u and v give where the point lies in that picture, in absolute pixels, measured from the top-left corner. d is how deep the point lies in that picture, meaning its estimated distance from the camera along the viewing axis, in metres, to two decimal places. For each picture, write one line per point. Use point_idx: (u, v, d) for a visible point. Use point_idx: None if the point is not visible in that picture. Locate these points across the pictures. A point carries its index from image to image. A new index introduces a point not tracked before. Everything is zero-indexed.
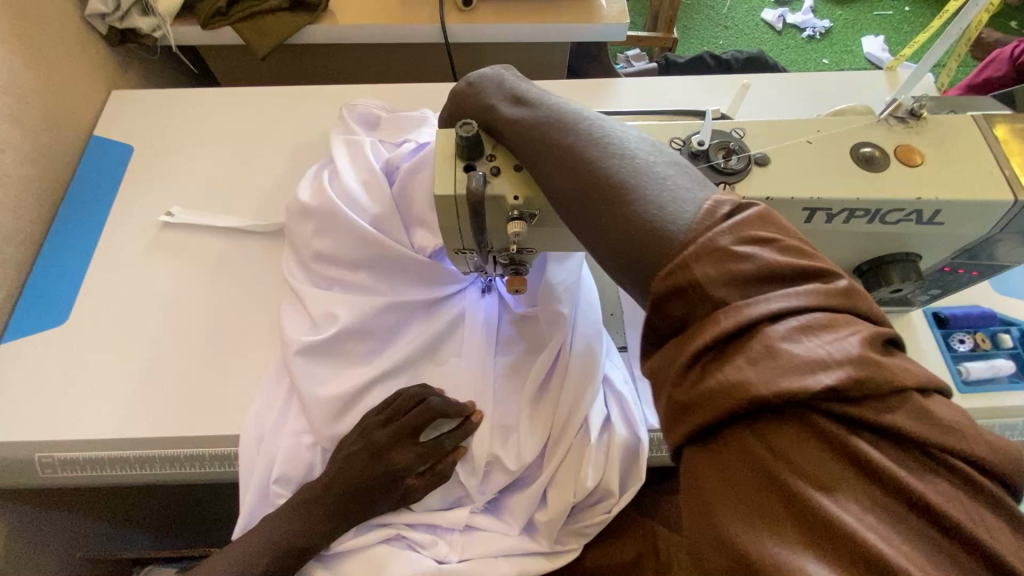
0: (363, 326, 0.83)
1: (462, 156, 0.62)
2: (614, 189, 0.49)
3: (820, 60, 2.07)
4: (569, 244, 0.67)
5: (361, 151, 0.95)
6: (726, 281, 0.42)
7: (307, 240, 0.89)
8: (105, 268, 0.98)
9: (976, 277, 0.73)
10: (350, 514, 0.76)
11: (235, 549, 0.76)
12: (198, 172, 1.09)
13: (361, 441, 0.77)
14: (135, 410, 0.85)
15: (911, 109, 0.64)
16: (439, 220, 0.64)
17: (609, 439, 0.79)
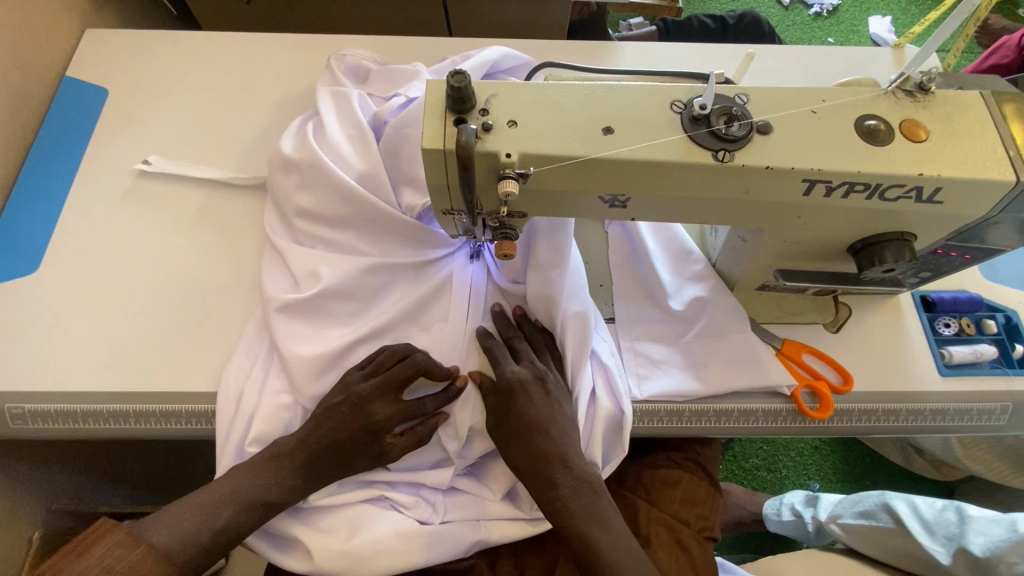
0: (348, 286, 0.81)
1: (452, 109, 0.58)
2: (529, 440, 0.74)
3: (826, 39, 2.02)
4: (559, 209, 0.65)
5: (349, 104, 0.91)
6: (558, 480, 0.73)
7: (290, 195, 0.86)
8: (79, 217, 0.95)
9: (968, 260, 0.72)
10: (325, 472, 0.75)
11: (192, 503, 0.72)
12: (177, 121, 1.04)
13: (343, 394, 0.75)
14: (110, 363, 0.83)
15: (919, 83, 0.62)
16: (426, 177, 0.62)
17: (596, 411, 0.79)
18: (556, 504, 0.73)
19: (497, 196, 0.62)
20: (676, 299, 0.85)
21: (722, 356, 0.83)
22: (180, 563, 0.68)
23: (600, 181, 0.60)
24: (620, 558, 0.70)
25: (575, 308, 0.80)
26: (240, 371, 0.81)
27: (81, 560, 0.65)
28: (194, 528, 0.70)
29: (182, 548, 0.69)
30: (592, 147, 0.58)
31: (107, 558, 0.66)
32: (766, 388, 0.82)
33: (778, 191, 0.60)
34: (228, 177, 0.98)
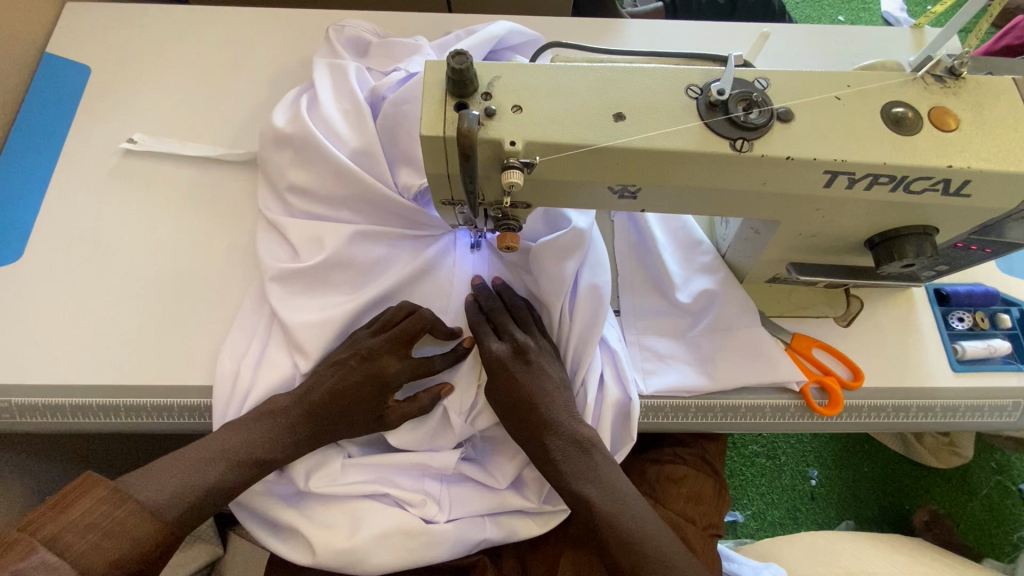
0: (348, 259, 0.79)
1: (453, 93, 0.54)
2: (517, 414, 0.75)
3: (836, 16, 1.96)
4: (567, 200, 0.62)
5: (345, 77, 0.87)
6: (556, 452, 0.73)
7: (283, 171, 0.83)
8: (63, 202, 0.91)
9: (988, 254, 0.69)
10: (324, 429, 0.74)
11: (182, 459, 0.69)
12: (163, 99, 0.99)
13: (350, 349, 0.76)
14: (98, 353, 0.80)
15: (951, 67, 0.58)
16: (426, 167, 0.58)
17: (602, 402, 0.78)
18: (550, 468, 0.73)
19: (500, 186, 0.59)
20: (684, 290, 0.82)
21: (731, 349, 0.80)
22: (170, 519, 0.65)
23: (610, 171, 0.57)
24: (617, 509, 0.70)
25: (590, 283, 0.78)
26: (235, 354, 0.78)
27: (66, 516, 0.60)
28: (182, 484, 0.67)
29: (172, 504, 0.65)
30: (601, 136, 0.54)
31: (93, 514, 0.61)
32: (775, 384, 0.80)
33: (799, 182, 0.57)
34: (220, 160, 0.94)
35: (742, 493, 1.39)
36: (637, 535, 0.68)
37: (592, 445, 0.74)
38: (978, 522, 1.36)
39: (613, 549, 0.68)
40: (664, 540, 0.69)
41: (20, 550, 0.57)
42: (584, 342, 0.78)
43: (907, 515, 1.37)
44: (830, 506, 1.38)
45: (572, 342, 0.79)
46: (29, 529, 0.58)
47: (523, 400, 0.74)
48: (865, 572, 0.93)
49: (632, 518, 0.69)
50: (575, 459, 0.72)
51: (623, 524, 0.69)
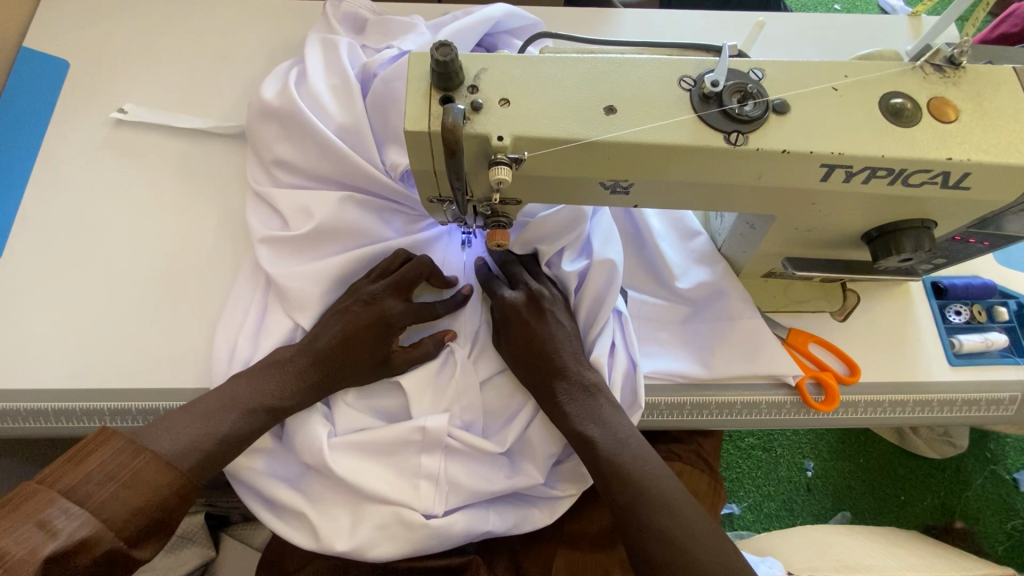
0: (337, 224, 0.78)
1: (438, 86, 0.52)
2: (526, 361, 0.75)
3: (832, 5, 1.95)
4: (555, 196, 0.60)
5: (336, 52, 0.85)
6: (563, 396, 0.73)
7: (270, 144, 0.83)
8: (48, 185, 0.88)
9: (986, 247, 0.68)
10: (330, 376, 0.73)
11: (193, 410, 0.67)
12: (147, 84, 0.96)
13: (351, 297, 0.76)
14: (87, 344, 0.79)
15: (950, 57, 0.56)
16: (412, 165, 0.56)
17: (614, 368, 0.76)
18: (555, 410, 0.73)
19: (489, 182, 0.57)
20: (684, 279, 0.81)
21: (731, 339, 0.80)
22: (188, 468, 0.63)
23: (601, 165, 0.55)
24: (619, 449, 0.69)
25: (602, 255, 0.76)
26: (232, 329, 0.78)
27: (82, 467, 0.59)
28: (197, 434, 0.65)
29: (186, 454, 0.64)
30: (591, 130, 0.52)
31: (110, 465, 0.60)
32: (769, 378, 0.79)
33: (796, 176, 0.55)
34: (207, 145, 0.92)
35: (738, 486, 1.39)
36: (637, 474, 0.67)
37: (600, 389, 0.74)
38: (972, 513, 1.37)
39: (615, 485, 0.67)
40: (664, 478, 0.68)
41: (39, 500, 0.56)
42: (599, 298, 0.77)
43: (901, 505, 1.37)
44: (825, 497, 1.38)
45: (585, 299, 0.78)
46: (47, 481, 0.58)
47: (533, 346, 0.74)
48: (862, 565, 0.92)
49: (633, 456, 0.69)
50: (580, 403, 0.72)
51: (624, 463, 0.68)
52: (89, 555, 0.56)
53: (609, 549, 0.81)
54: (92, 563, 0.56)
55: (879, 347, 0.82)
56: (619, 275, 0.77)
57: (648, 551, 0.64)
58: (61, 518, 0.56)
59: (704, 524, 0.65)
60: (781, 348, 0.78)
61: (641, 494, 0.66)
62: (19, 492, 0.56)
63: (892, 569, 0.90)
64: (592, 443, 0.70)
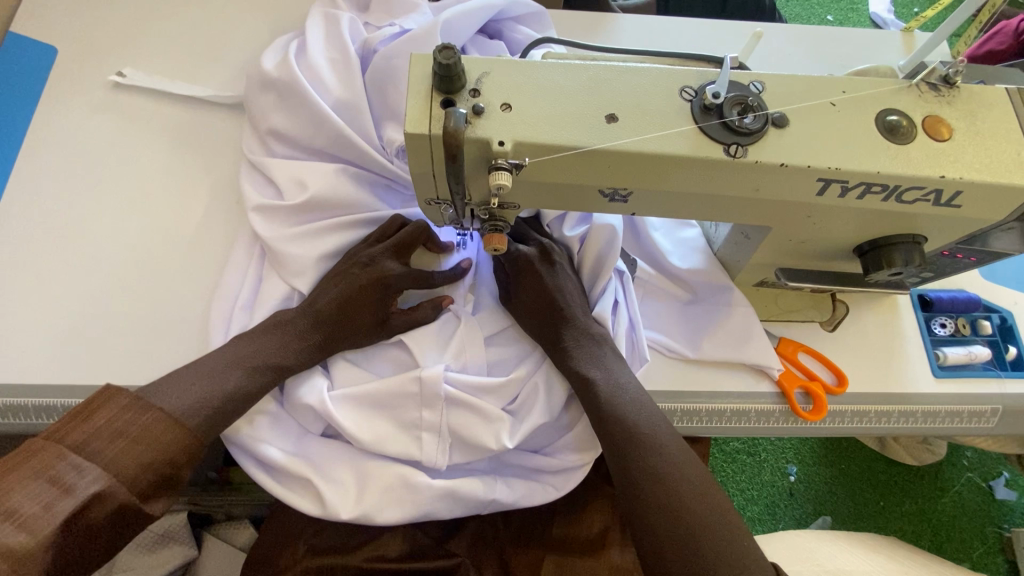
0: (334, 198, 0.78)
1: (440, 89, 0.52)
2: (535, 308, 0.76)
3: (825, 16, 2.04)
4: (555, 203, 0.60)
5: (338, 26, 0.84)
6: (569, 344, 0.74)
7: (266, 114, 0.82)
8: (39, 151, 0.87)
9: (974, 263, 0.70)
10: (331, 336, 0.73)
11: (196, 369, 0.67)
12: (140, 58, 0.94)
13: (349, 261, 0.76)
14: (70, 323, 0.76)
15: (945, 76, 0.57)
16: (410, 167, 0.56)
17: (618, 325, 0.78)
18: (559, 354, 0.74)
19: (487, 187, 0.57)
20: (679, 263, 0.81)
21: (724, 327, 0.80)
22: (196, 425, 0.63)
23: (601, 172, 0.55)
24: (618, 394, 0.70)
25: (603, 220, 0.77)
26: (226, 300, 0.77)
27: (90, 423, 0.59)
28: (203, 390, 0.65)
29: (194, 410, 0.63)
30: (593, 136, 0.52)
31: (118, 421, 0.60)
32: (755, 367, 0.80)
33: (793, 189, 0.56)
34: (202, 124, 0.90)
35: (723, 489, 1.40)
36: (635, 417, 0.68)
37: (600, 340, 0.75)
38: (948, 520, 1.40)
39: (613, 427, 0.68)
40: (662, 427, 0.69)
41: (47, 455, 0.56)
42: (603, 255, 0.78)
43: (880, 510, 1.40)
44: (806, 502, 1.40)
45: (590, 258, 0.79)
46: (54, 437, 0.57)
47: (543, 294, 0.76)
48: (844, 571, 0.93)
49: (632, 402, 0.70)
50: (585, 351, 0.74)
51: (623, 406, 0.69)
52: (102, 508, 0.56)
53: (597, 554, 0.80)
54: (105, 516, 0.56)
55: (868, 355, 0.83)
56: (619, 237, 0.77)
57: (640, 491, 0.65)
58: (72, 475, 0.55)
59: (699, 475, 0.66)
60: (767, 343, 0.79)
61: (636, 436, 0.67)
62: (28, 448, 0.56)
63: (870, 574, 0.91)
64: (592, 387, 0.71)
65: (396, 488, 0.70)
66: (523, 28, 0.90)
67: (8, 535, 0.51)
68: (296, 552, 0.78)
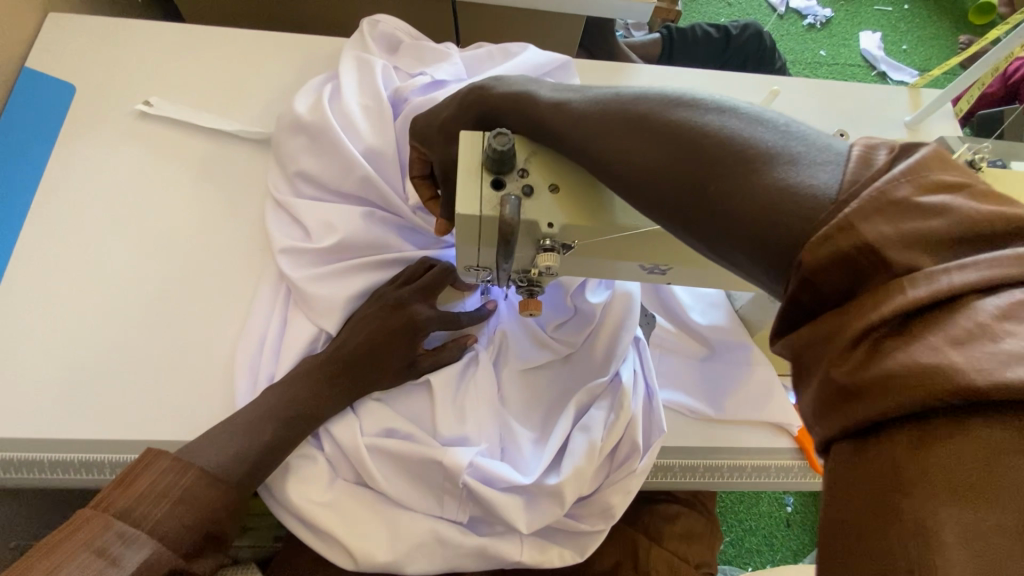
0: (364, 243, 0.78)
1: (490, 171, 0.52)
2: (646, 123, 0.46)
3: (818, 51, 2.10)
4: (594, 273, 0.60)
5: (371, 72, 0.84)
6: (888, 229, 0.34)
7: (295, 156, 0.81)
8: (61, 182, 0.86)
9: None
10: (361, 383, 0.73)
11: (229, 425, 0.67)
12: (165, 88, 0.94)
13: (378, 304, 0.76)
14: (91, 368, 0.75)
15: (970, 161, 0.60)
16: (456, 240, 0.55)
17: (635, 395, 0.76)
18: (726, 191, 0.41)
19: (530, 260, 0.57)
20: (701, 322, 0.83)
21: (747, 386, 0.81)
22: (236, 478, 0.65)
23: (643, 251, 0.56)
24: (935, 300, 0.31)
25: (624, 287, 0.79)
26: (252, 345, 0.76)
27: (134, 489, 0.60)
28: (240, 446, 0.65)
29: (233, 466, 0.65)
30: (640, 219, 0.53)
31: (161, 483, 0.61)
32: (774, 425, 0.81)
33: None
34: (226, 161, 0.90)
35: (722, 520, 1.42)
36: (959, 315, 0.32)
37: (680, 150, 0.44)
38: None
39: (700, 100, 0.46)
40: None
41: (95, 524, 0.57)
42: (620, 322, 0.77)
43: None
44: (803, 532, 1.42)
45: (609, 323, 0.78)
46: (101, 506, 0.59)
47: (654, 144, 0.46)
48: None
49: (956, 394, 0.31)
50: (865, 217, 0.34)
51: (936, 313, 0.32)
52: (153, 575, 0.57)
53: None
54: None
55: None
56: (637, 304, 0.80)
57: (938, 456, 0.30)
58: (119, 545, 0.57)
59: None
60: (785, 395, 0.81)
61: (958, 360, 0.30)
62: (76, 518, 0.58)
63: None
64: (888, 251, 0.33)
65: (427, 543, 0.71)
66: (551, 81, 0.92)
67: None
68: None
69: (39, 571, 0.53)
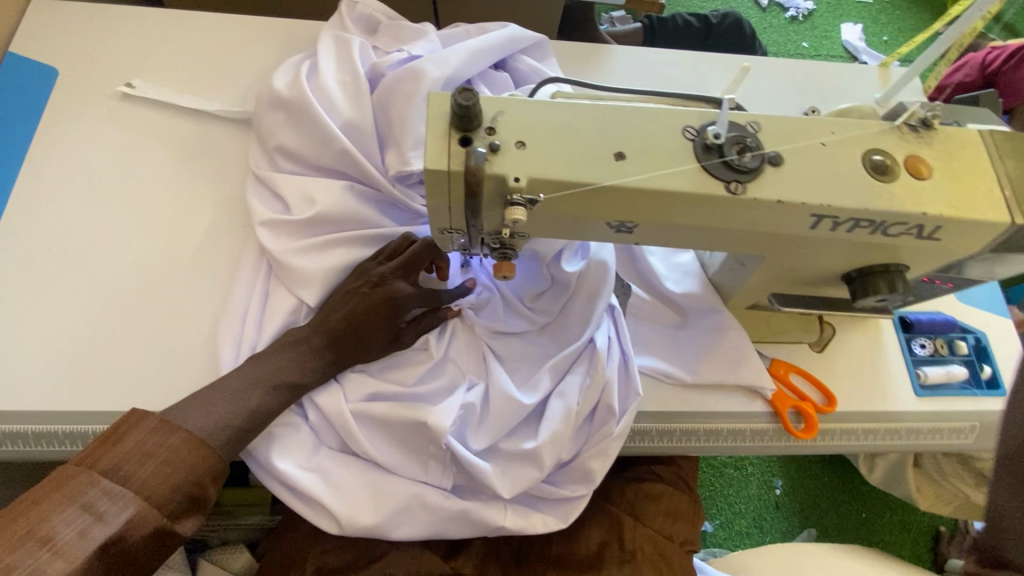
0: (343, 215, 0.79)
1: (458, 127, 0.54)
2: None
3: (801, 43, 2.14)
4: (563, 233, 0.62)
5: (348, 50, 0.86)
6: None
7: (274, 132, 0.83)
8: (44, 161, 0.87)
9: (951, 288, 0.74)
10: (342, 353, 0.74)
11: (213, 393, 0.68)
12: (148, 70, 0.95)
13: (361, 279, 0.77)
14: (75, 340, 0.76)
15: (924, 118, 0.62)
16: (427, 199, 0.58)
17: (610, 361, 0.78)
18: None
19: (500, 219, 0.59)
20: (676, 290, 0.84)
21: (721, 351, 0.83)
22: (221, 444, 0.65)
23: (609, 208, 0.58)
24: None
25: (598, 256, 0.80)
26: (234, 316, 0.77)
27: (119, 448, 0.61)
28: (226, 412, 0.67)
29: (219, 431, 0.66)
30: (604, 175, 0.55)
31: (146, 444, 0.62)
32: (748, 388, 0.83)
33: (786, 223, 0.60)
34: (208, 140, 0.91)
35: (712, 503, 1.43)
36: None
37: None
38: (925, 532, 1.46)
39: None
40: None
41: (80, 481, 0.59)
42: (596, 290, 0.79)
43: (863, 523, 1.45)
44: (792, 514, 1.44)
45: (585, 292, 0.80)
46: (86, 464, 0.60)
47: None
48: None
49: None
50: None
51: None
52: (137, 533, 0.59)
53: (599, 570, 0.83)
54: (140, 540, 0.59)
55: (857, 375, 0.87)
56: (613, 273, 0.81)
57: None
58: (104, 502, 0.58)
59: None
60: (760, 361, 0.82)
61: None
62: (62, 474, 0.59)
63: None
64: None
65: (410, 507, 0.72)
66: (527, 59, 0.94)
67: (45, 562, 0.54)
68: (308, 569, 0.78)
69: (26, 522, 0.56)
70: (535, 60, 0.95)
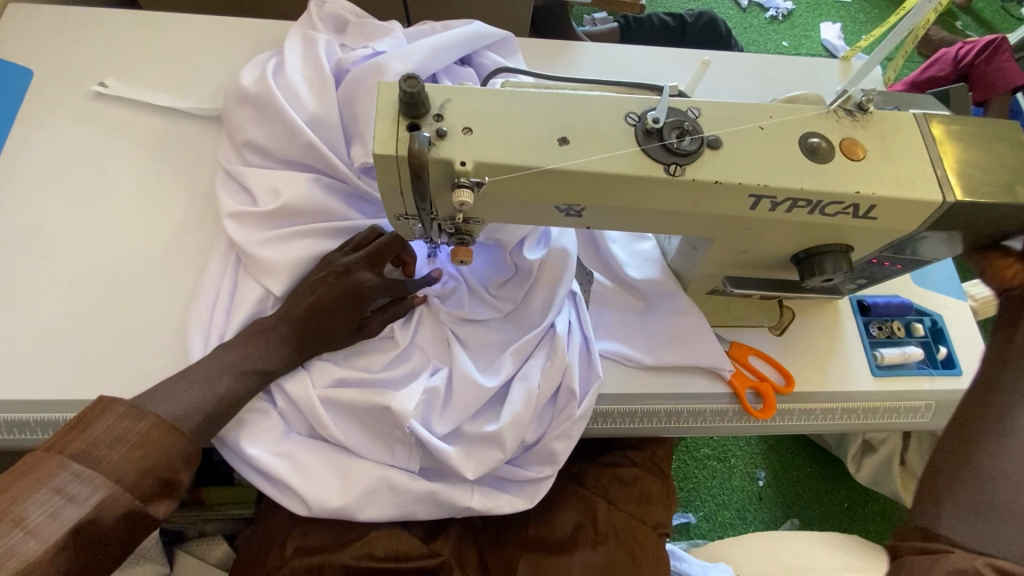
0: (308, 207, 0.81)
1: (406, 114, 0.57)
2: None
3: (780, 42, 2.17)
4: (514, 217, 0.65)
5: (314, 47, 0.89)
6: None
7: (242, 127, 0.85)
8: (17, 158, 0.89)
9: (899, 269, 0.76)
10: (309, 341, 0.76)
11: (181, 380, 0.70)
12: (120, 71, 0.97)
13: (327, 269, 0.78)
14: (46, 331, 0.77)
15: (859, 103, 0.64)
16: (379, 184, 0.60)
17: (570, 345, 0.80)
18: None
19: (451, 203, 0.61)
20: (637, 277, 0.87)
21: (681, 334, 0.85)
22: (190, 429, 0.67)
23: (555, 191, 0.60)
24: None
25: (559, 244, 0.82)
26: (203, 306, 0.79)
27: (89, 433, 0.62)
28: (196, 398, 0.68)
29: (187, 415, 0.67)
30: (548, 159, 0.58)
31: (117, 429, 0.64)
32: (707, 369, 0.86)
33: (727, 205, 0.62)
34: (180, 137, 0.93)
35: (694, 495, 1.45)
36: None
37: None
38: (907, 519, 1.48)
39: None
40: None
41: (50, 466, 0.59)
42: (557, 278, 0.81)
43: (844, 512, 1.47)
44: (775, 505, 1.46)
45: (546, 280, 0.82)
46: (55, 449, 0.61)
47: None
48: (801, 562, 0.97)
49: None
50: None
51: None
52: (110, 513, 0.60)
53: (570, 551, 0.84)
54: (114, 521, 0.60)
55: (817, 356, 0.89)
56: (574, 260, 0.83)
57: None
58: (75, 484, 0.59)
59: None
60: (716, 342, 0.85)
61: None
62: (30, 460, 0.60)
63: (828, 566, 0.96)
64: None
65: (376, 489, 0.74)
66: (492, 55, 0.96)
67: (20, 542, 0.55)
68: (283, 553, 0.79)
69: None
70: (500, 56, 0.97)
